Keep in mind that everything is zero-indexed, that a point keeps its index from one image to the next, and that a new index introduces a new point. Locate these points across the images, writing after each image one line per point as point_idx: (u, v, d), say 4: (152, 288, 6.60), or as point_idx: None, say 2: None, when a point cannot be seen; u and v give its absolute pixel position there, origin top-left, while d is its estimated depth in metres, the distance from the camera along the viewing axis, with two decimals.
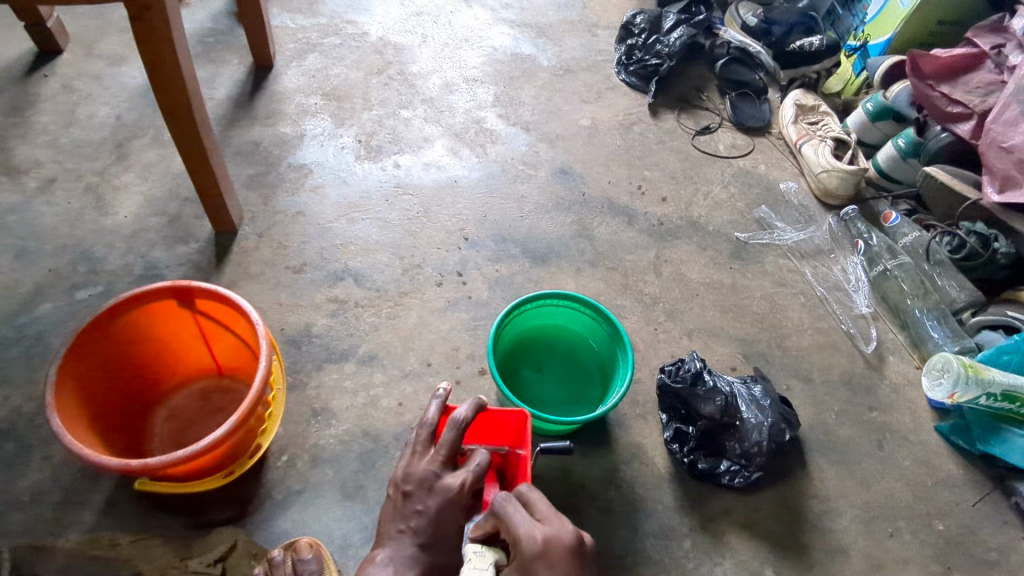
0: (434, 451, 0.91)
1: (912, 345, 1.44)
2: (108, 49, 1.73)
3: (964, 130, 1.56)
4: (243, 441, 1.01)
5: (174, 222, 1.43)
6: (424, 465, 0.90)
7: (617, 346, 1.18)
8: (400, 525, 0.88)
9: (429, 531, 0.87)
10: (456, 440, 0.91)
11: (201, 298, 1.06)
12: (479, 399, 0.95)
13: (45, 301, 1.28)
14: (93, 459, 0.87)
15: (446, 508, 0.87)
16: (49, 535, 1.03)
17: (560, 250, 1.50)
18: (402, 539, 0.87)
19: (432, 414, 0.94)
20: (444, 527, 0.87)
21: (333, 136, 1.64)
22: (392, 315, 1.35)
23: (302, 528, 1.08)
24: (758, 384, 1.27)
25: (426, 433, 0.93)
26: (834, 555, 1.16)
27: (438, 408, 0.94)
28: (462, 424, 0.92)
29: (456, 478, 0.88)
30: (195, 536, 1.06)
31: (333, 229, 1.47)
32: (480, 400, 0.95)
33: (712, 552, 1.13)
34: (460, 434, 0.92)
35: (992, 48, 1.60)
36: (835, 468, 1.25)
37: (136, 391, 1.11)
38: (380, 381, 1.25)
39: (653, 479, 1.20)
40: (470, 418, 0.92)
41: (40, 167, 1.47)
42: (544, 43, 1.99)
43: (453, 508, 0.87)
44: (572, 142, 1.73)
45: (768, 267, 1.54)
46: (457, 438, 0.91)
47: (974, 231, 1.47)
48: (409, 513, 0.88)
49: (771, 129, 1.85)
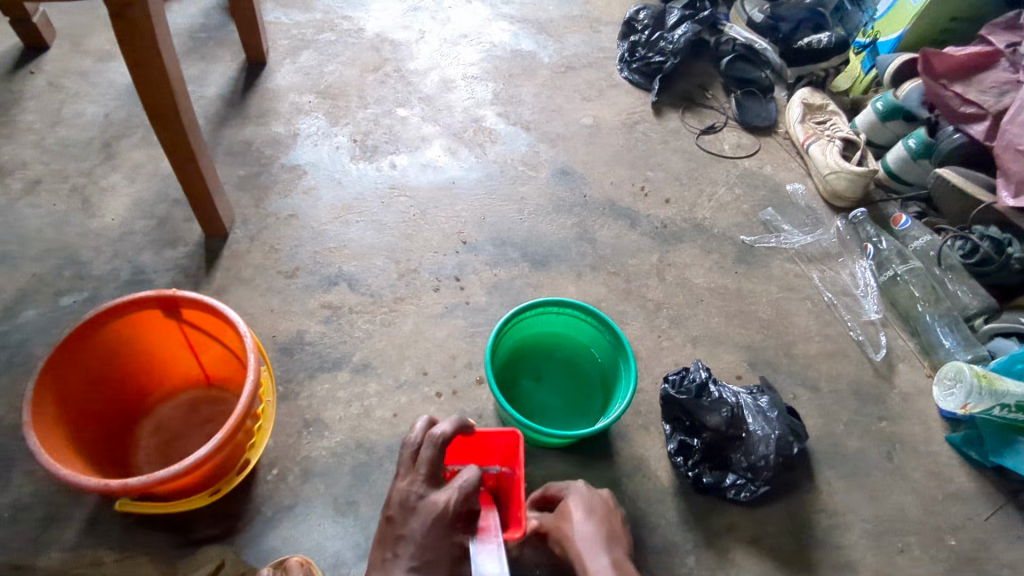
0: (413, 471, 0.87)
1: (922, 352, 1.40)
2: (96, 45, 1.69)
3: (978, 131, 1.52)
4: (230, 457, 0.97)
5: (163, 225, 1.38)
6: (405, 486, 0.86)
7: (620, 357, 1.14)
8: (388, 553, 0.84)
9: (417, 555, 0.82)
10: (436, 458, 0.88)
11: (187, 307, 1.01)
12: (462, 416, 0.92)
13: (28, 307, 1.24)
14: (70, 479, 0.83)
15: (432, 528, 0.82)
16: (29, 553, 0.99)
17: (561, 254, 1.46)
18: (393, 566, 0.82)
19: (415, 432, 0.91)
20: (434, 548, 0.82)
21: (328, 135, 1.60)
22: (387, 322, 1.31)
23: (293, 545, 1.04)
24: (765, 395, 1.22)
25: (406, 453, 0.89)
26: (843, 573, 1.12)
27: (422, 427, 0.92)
28: (441, 440, 0.88)
29: (439, 496, 0.84)
30: (181, 554, 1.02)
31: (327, 232, 1.43)
32: (463, 417, 0.92)
33: (717, 569, 1.10)
34: (440, 451, 0.88)
35: (1007, 46, 1.55)
36: (843, 481, 1.21)
37: (120, 403, 1.07)
38: (375, 390, 1.21)
39: (656, 492, 1.16)
40: (450, 434, 0.89)
41: (25, 168, 1.43)
42: (545, 39, 1.94)
43: (438, 527, 0.82)
44: (573, 142, 1.69)
45: (774, 272, 1.50)
46: (436, 455, 0.87)
47: (987, 236, 1.44)
48: (395, 539, 0.84)
49: (777, 129, 1.81)
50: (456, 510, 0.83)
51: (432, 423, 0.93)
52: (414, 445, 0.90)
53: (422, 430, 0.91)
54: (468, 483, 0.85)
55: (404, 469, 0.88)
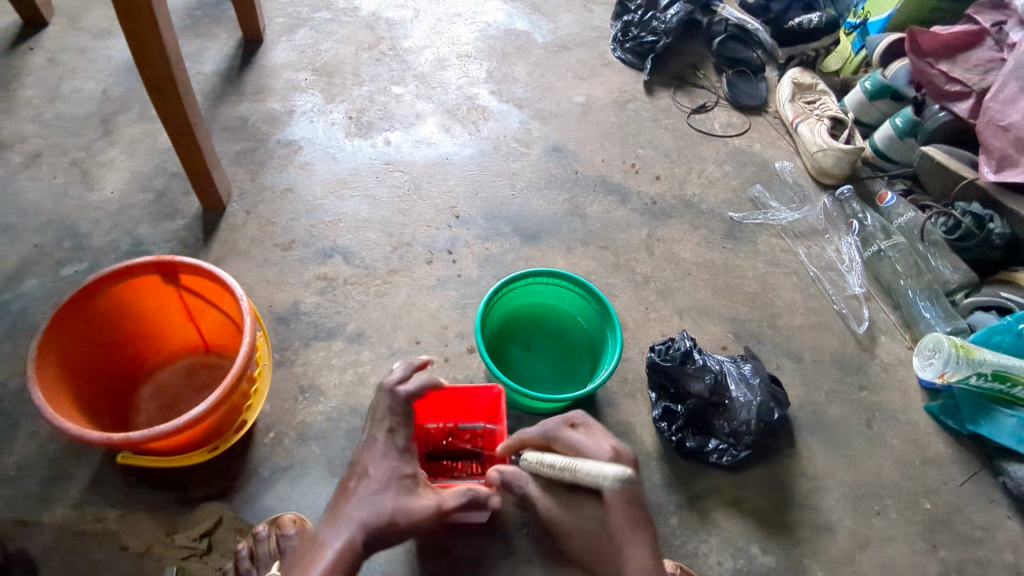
0: (377, 421, 0.90)
1: (904, 325, 1.43)
2: (93, 23, 1.70)
3: (963, 109, 1.55)
4: (228, 416, 1.00)
5: (160, 198, 1.41)
6: (368, 435, 0.90)
7: (607, 325, 1.17)
8: (344, 492, 0.87)
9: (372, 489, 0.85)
10: (407, 407, 0.92)
11: (185, 273, 1.05)
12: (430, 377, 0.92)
13: (29, 277, 1.27)
14: (74, 432, 0.87)
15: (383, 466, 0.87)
16: (34, 510, 1.03)
17: (552, 229, 1.49)
18: (351, 500, 0.85)
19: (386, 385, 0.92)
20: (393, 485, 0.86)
21: (323, 112, 1.62)
22: (380, 293, 1.34)
23: (288, 504, 1.08)
24: (748, 363, 1.26)
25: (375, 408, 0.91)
26: (820, 533, 1.16)
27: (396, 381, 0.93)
28: (404, 394, 0.91)
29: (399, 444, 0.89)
30: (181, 511, 1.06)
31: (321, 206, 1.45)
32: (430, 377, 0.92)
33: (699, 529, 1.14)
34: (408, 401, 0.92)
35: (993, 25, 1.57)
36: (823, 447, 1.25)
37: (121, 367, 1.11)
38: (368, 358, 1.25)
39: (641, 456, 1.20)
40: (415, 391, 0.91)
41: (25, 143, 1.46)
42: (539, 19, 1.96)
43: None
44: (566, 120, 1.71)
45: (762, 247, 1.53)
46: (399, 406, 0.91)
47: (969, 212, 1.46)
48: (352, 480, 0.87)
49: (767, 108, 1.83)
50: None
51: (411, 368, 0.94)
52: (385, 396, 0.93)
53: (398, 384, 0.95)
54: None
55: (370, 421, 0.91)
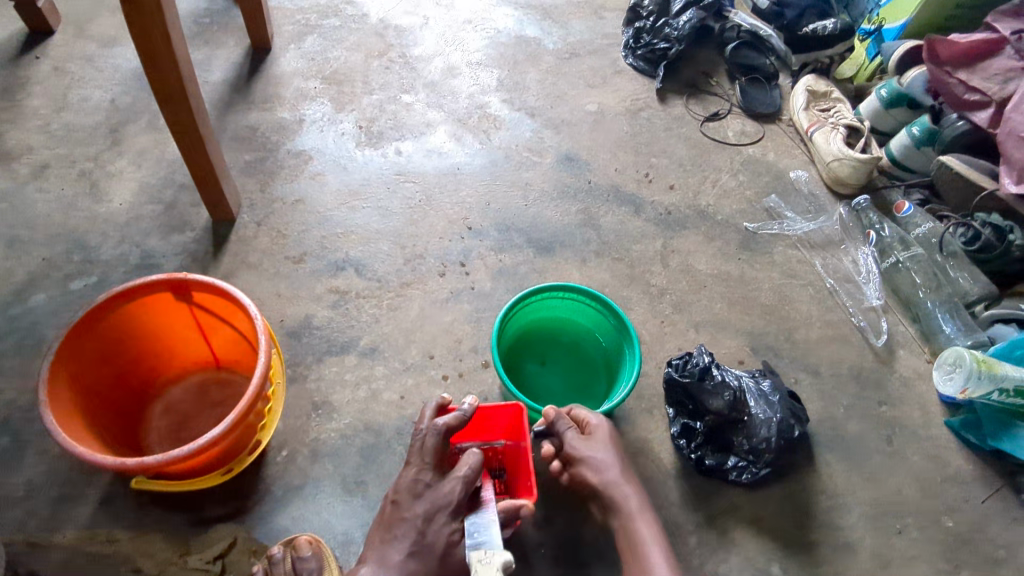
0: (420, 459, 0.90)
1: (923, 338, 1.41)
2: (100, 31, 1.69)
3: (981, 119, 1.53)
4: (242, 436, 0.98)
5: (170, 210, 1.39)
6: (412, 474, 0.89)
7: (624, 340, 1.15)
8: (387, 534, 0.86)
9: (416, 539, 0.85)
10: (440, 445, 0.91)
11: (197, 290, 1.03)
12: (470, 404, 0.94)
13: (38, 292, 1.25)
14: (87, 458, 0.85)
15: (432, 512, 0.86)
16: (45, 532, 1.01)
17: (565, 240, 1.47)
18: (394, 545, 0.85)
19: (423, 421, 0.93)
20: (431, 532, 0.85)
21: (333, 121, 1.61)
22: (393, 306, 1.32)
23: (302, 524, 1.06)
24: (767, 379, 1.24)
25: (414, 442, 0.91)
26: (842, 552, 1.14)
27: (432, 414, 0.95)
28: (445, 429, 0.91)
29: (445, 483, 0.88)
30: (193, 532, 1.04)
31: (333, 218, 1.44)
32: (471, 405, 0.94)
33: (718, 548, 1.12)
34: (445, 438, 0.91)
35: (1013, 33, 1.54)
36: (843, 464, 1.23)
37: (131, 385, 1.09)
38: (381, 374, 1.23)
39: (659, 474, 1.18)
40: (457, 425, 0.92)
41: (32, 153, 1.44)
42: (550, 26, 1.94)
43: (441, 513, 0.86)
44: (578, 129, 1.69)
45: (777, 258, 1.51)
46: (441, 444, 0.91)
47: (989, 223, 1.45)
48: (397, 521, 0.86)
49: (781, 116, 1.82)
50: (460, 498, 0.87)
51: (440, 407, 0.96)
52: (422, 432, 0.92)
53: (429, 417, 0.94)
54: (472, 471, 0.88)
55: (411, 456, 0.91)
